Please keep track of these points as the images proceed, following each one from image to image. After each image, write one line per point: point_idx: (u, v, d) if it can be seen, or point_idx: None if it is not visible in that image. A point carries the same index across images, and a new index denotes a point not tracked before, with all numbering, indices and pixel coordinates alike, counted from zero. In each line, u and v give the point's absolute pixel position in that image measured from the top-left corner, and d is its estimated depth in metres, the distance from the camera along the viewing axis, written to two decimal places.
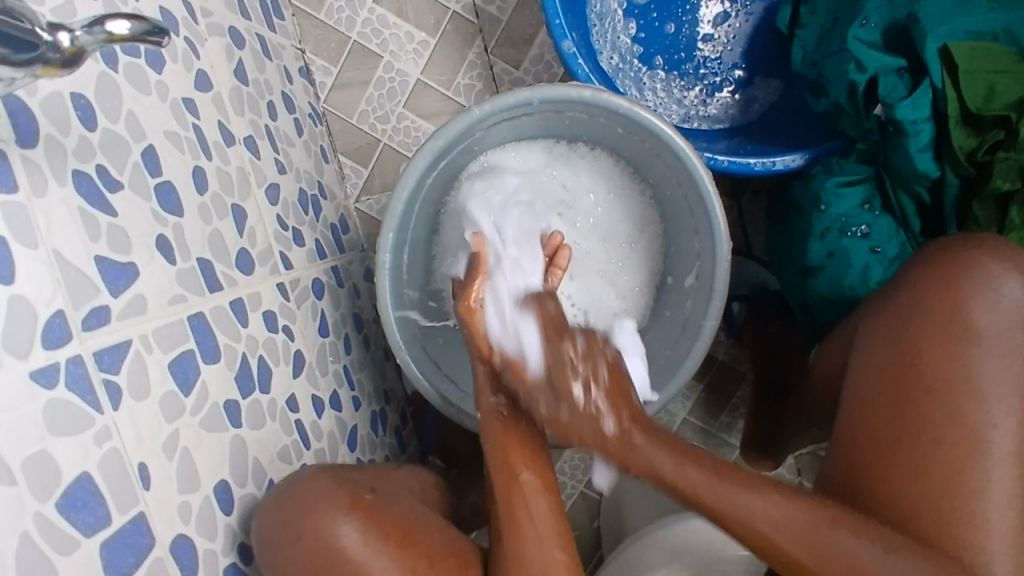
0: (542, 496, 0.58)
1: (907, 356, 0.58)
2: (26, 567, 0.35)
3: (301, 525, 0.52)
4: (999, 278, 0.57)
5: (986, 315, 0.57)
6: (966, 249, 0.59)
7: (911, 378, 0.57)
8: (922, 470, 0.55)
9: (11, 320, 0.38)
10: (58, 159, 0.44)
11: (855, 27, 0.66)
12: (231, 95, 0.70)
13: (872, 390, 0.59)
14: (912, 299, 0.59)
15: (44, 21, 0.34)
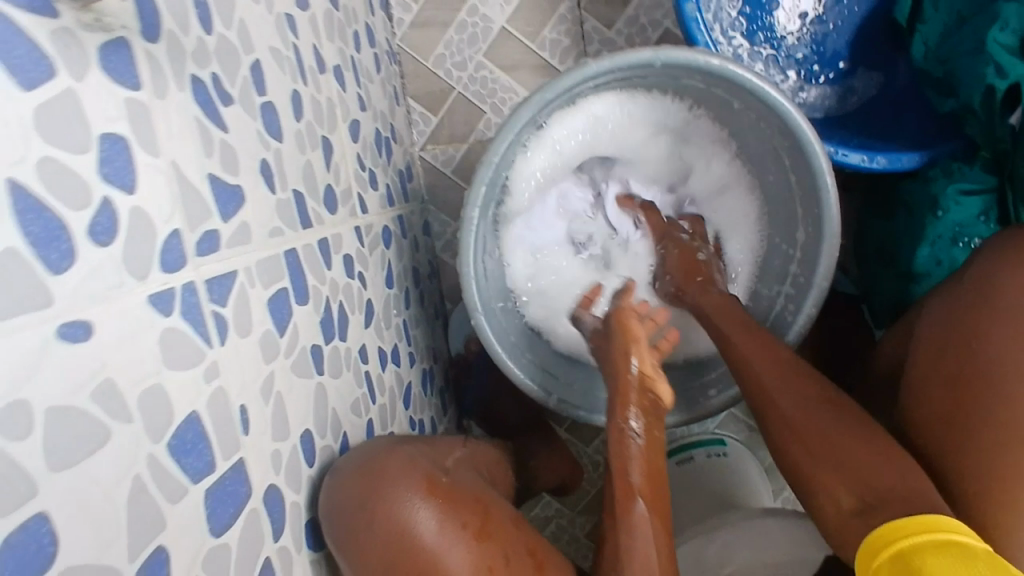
0: (649, 526, 0.57)
1: (968, 333, 0.59)
2: (140, 515, 0.30)
3: (376, 507, 0.48)
4: None
5: None
6: None
7: (968, 352, 0.58)
8: (999, 445, 0.55)
9: (134, 235, 0.32)
10: (179, 59, 0.38)
11: (993, 31, 0.63)
12: (324, 18, 0.65)
13: (938, 370, 0.60)
14: (981, 287, 0.60)
15: None
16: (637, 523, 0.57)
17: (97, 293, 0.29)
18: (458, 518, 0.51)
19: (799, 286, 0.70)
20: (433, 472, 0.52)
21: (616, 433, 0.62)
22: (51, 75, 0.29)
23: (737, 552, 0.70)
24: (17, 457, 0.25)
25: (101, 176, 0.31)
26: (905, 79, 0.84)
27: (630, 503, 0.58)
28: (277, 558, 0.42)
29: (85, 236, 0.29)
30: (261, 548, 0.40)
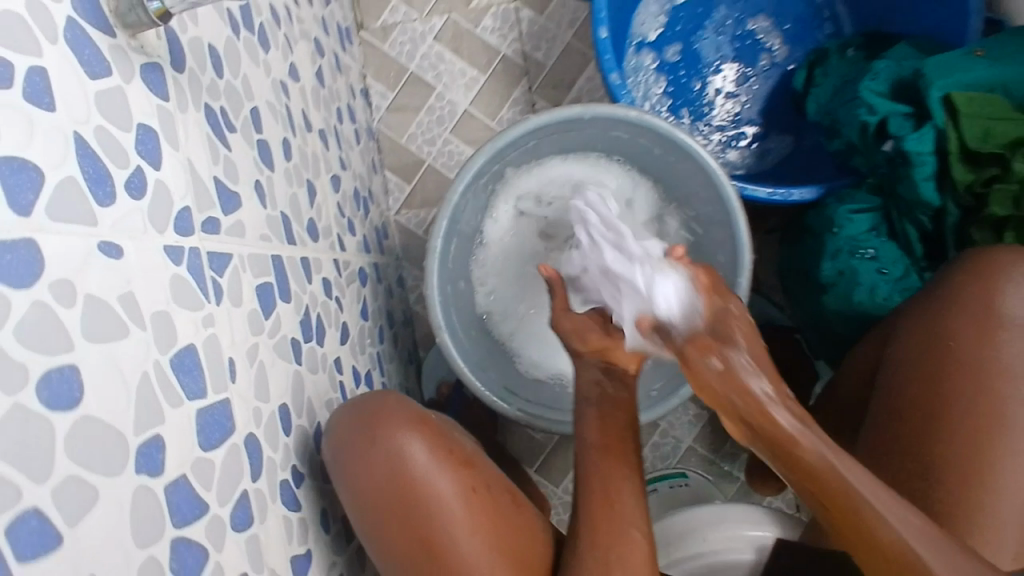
0: (633, 498, 0.65)
1: (943, 333, 0.64)
2: (147, 404, 0.38)
3: (375, 437, 0.58)
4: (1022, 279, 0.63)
5: (1012, 305, 0.62)
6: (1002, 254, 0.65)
7: (948, 351, 0.63)
8: (959, 425, 0.60)
9: (156, 200, 0.42)
10: (195, 89, 0.50)
11: (866, 80, 0.74)
12: (311, 91, 0.78)
13: (919, 364, 0.65)
14: (950, 294, 0.65)
15: None
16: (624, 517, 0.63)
17: (127, 228, 0.39)
18: (446, 450, 0.61)
19: None
20: (428, 413, 0.62)
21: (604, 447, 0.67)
22: (106, 73, 0.39)
23: (725, 515, 0.71)
24: (66, 320, 0.33)
25: (137, 151, 0.41)
26: (811, 140, 0.97)
27: (615, 506, 0.64)
28: (254, 496, 0.48)
29: (123, 188, 0.39)
30: (240, 481, 0.46)
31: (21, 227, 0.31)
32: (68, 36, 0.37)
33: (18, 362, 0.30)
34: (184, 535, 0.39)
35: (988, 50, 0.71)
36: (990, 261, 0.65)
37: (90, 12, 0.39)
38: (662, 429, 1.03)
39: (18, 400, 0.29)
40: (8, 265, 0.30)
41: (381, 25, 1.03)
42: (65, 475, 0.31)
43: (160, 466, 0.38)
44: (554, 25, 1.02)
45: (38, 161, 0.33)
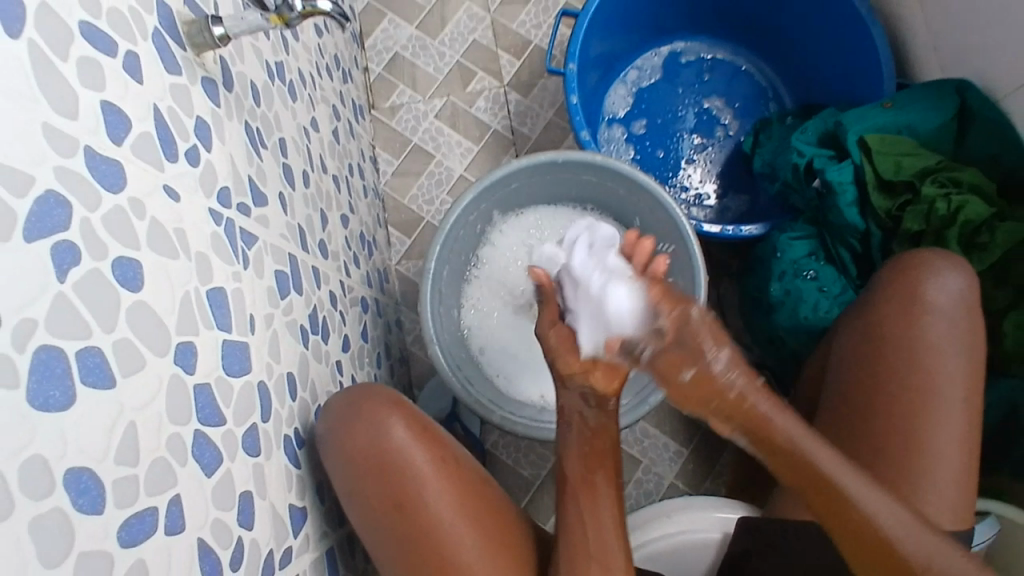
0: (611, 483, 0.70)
1: (878, 328, 0.71)
2: (188, 316, 0.46)
3: (361, 415, 0.65)
4: (945, 274, 0.71)
5: (936, 294, 0.70)
6: (921, 255, 0.73)
7: (883, 343, 0.70)
8: (897, 403, 0.67)
9: (206, 173, 0.53)
10: (239, 106, 0.63)
11: (796, 133, 0.87)
12: (328, 143, 0.92)
13: (862, 359, 0.71)
14: (880, 295, 0.73)
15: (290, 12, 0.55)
16: (602, 495, 0.69)
17: (183, 182, 0.49)
18: (423, 426, 0.68)
19: None
20: (403, 396, 0.69)
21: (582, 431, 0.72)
22: (177, 73, 0.52)
23: (689, 505, 0.79)
24: (136, 226, 0.42)
25: (194, 133, 0.53)
26: (765, 197, 1.07)
27: (593, 493, 0.69)
28: (263, 432, 0.54)
29: (183, 155, 0.50)
30: (252, 414, 0.53)
31: (113, 151, 0.42)
32: (154, 40, 0.49)
33: (101, 241, 0.39)
34: (204, 431, 0.46)
35: (894, 102, 0.83)
36: (914, 262, 0.72)
37: (170, 30, 0.52)
38: (645, 466, 1.07)
39: (98, 267, 0.38)
40: (103, 173, 0.40)
41: (390, 105, 1.20)
42: (122, 336, 0.39)
43: (193, 366, 0.46)
44: (538, 105, 1.19)
45: (128, 112, 0.44)
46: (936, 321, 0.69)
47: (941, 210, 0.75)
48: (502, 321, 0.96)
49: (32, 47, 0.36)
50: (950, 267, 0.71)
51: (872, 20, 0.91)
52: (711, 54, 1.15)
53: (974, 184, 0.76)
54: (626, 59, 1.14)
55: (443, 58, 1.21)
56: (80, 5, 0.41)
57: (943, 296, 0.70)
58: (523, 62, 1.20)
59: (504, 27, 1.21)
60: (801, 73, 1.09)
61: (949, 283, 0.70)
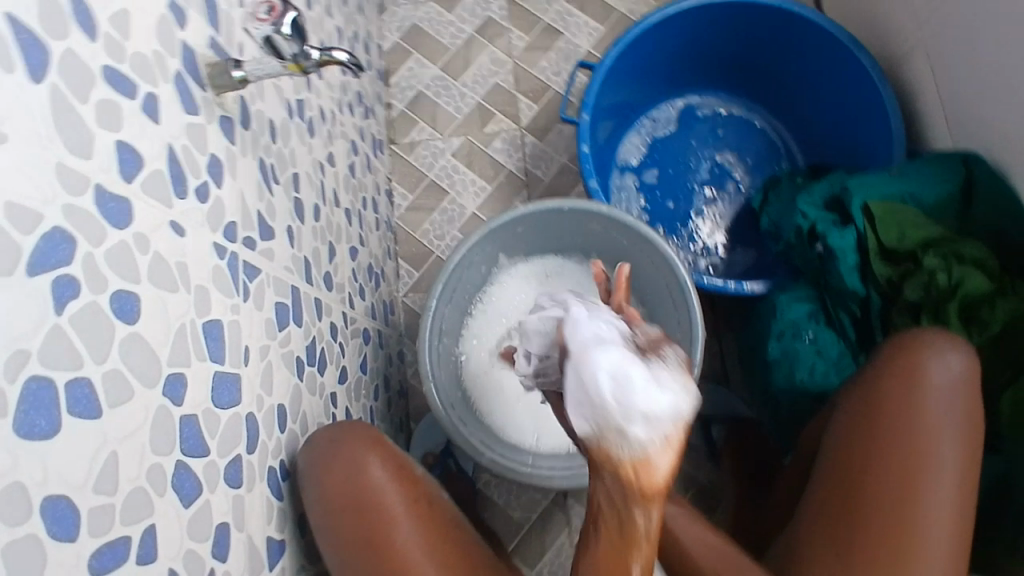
0: None
1: (876, 403, 0.71)
2: (180, 348, 0.48)
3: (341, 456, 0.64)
4: (950, 353, 0.71)
5: (937, 373, 0.70)
6: (921, 333, 0.73)
7: (877, 417, 0.70)
8: (890, 481, 0.67)
9: (214, 208, 0.55)
10: (254, 144, 0.65)
11: (803, 196, 0.88)
12: (344, 178, 0.95)
13: (857, 433, 0.71)
14: (881, 370, 0.73)
15: (303, 57, 0.55)
16: None
17: (190, 217, 0.52)
18: (403, 470, 0.68)
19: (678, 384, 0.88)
20: (382, 436, 0.69)
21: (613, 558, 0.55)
22: (194, 112, 0.54)
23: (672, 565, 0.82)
24: (138, 260, 0.45)
25: (206, 170, 0.55)
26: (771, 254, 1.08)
27: None
28: (246, 464, 0.55)
29: (193, 192, 0.53)
30: (236, 446, 0.54)
31: (124, 188, 0.44)
32: (175, 82, 0.52)
33: (101, 274, 0.41)
34: (186, 462, 0.47)
35: (901, 170, 0.84)
36: (917, 338, 0.73)
37: (192, 72, 0.55)
38: None
39: (96, 300, 0.40)
40: (111, 211, 0.43)
41: (409, 141, 1.23)
42: (114, 367, 0.41)
43: (181, 397, 0.47)
44: (553, 149, 1.22)
45: (142, 151, 0.47)
46: (936, 400, 0.69)
47: (941, 282, 0.75)
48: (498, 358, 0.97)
49: (54, 91, 0.39)
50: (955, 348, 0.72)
51: (884, 87, 0.92)
52: (727, 109, 1.16)
53: (977, 258, 0.76)
54: (642, 110, 1.16)
55: (464, 99, 1.24)
56: (104, 51, 0.44)
57: (943, 378, 0.70)
58: (541, 106, 1.23)
59: (525, 72, 1.25)
60: (815, 133, 1.10)
61: (952, 363, 0.70)
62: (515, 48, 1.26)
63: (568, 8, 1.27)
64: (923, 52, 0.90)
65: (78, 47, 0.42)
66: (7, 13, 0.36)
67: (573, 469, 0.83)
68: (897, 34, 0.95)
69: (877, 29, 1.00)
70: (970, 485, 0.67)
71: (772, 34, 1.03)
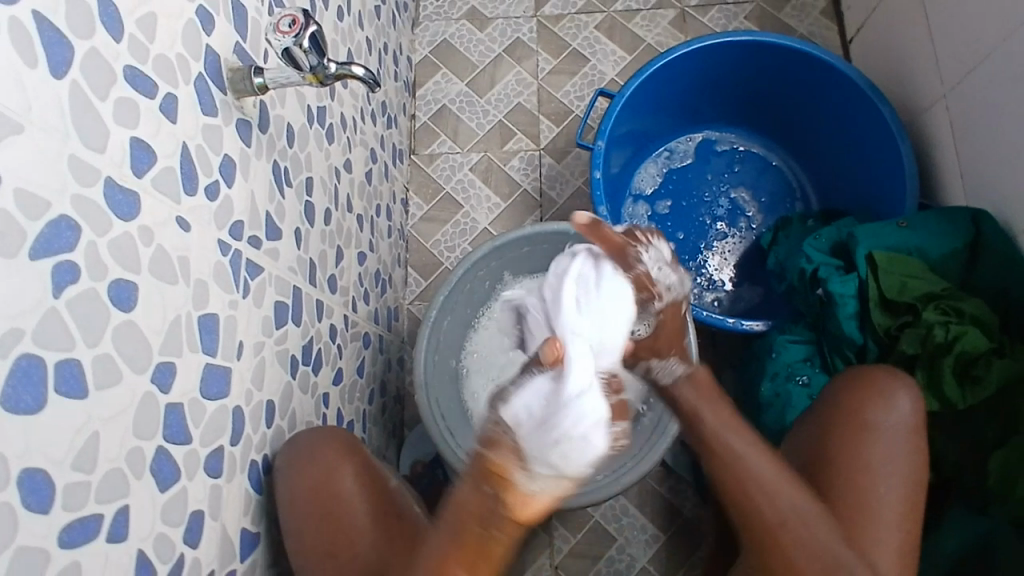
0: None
1: (825, 443, 0.71)
2: (173, 338, 0.50)
3: (318, 456, 0.66)
4: (898, 397, 0.71)
5: (881, 417, 0.70)
6: (877, 371, 0.74)
7: (824, 458, 0.70)
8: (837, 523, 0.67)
9: (222, 206, 0.58)
10: (270, 147, 0.68)
11: (809, 239, 0.88)
12: (359, 185, 0.98)
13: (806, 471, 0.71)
14: (829, 409, 0.73)
15: (321, 69, 0.57)
16: None
17: (197, 214, 0.54)
18: (373, 478, 0.70)
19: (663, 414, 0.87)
20: (358, 444, 0.71)
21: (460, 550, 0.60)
22: (212, 114, 0.57)
23: None
24: (140, 251, 0.47)
25: (218, 170, 0.57)
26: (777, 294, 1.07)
27: None
28: (228, 455, 0.57)
29: (202, 189, 0.55)
30: (220, 437, 0.56)
31: (134, 183, 0.47)
32: (196, 84, 0.55)
33: (102, 262, 0.43)
34: (167, 448, 0.49)
35: (910, 222, 0.83)
36: (870, 378, 0.73)
37: (214, 75, 0.58)
38: (619, 545, 1.06)
39: (94, 286, 0.42)
40: (118, 203, 0.45)
41: (429, 153, 1.26)
42: (105, 351, 0.43)
43: (168, 386, 0.49)
44: (569, 172, 1.23)
45: (155, 147, 0.49)
46: (882, 444, 0.70)
47: (937, 337, 0.74)
48: (495, 378, 0.93)
49: (74, 87, 0.42)
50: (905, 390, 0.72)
51: (901, 137, 0.92)
52: (745, 147, 1.17)
53: (976, 316, 0.75)
54: (660, 141, 1.17)
55: (487, 116, 1.27)
56: (128, 52, 0.47)
57: (891, 421, 0.70)
58: (562, 129, 1.25)
59: (549, 94, 1.27)
60: (831, 177, 1.09)
61: (901, 407, 0.70)
62: (541, 70, 1.28)
63: (597, 35, 1.29)
64: (944, 105, 0.90)
65: (102, 47, 0.44)
66: (37, 14, 0.39)
67: None
68: (920, 86, 0.95)
69: (901, 78, 1.00)
70: (911, 532, 0.67)
71: (795, 77, 1.04)
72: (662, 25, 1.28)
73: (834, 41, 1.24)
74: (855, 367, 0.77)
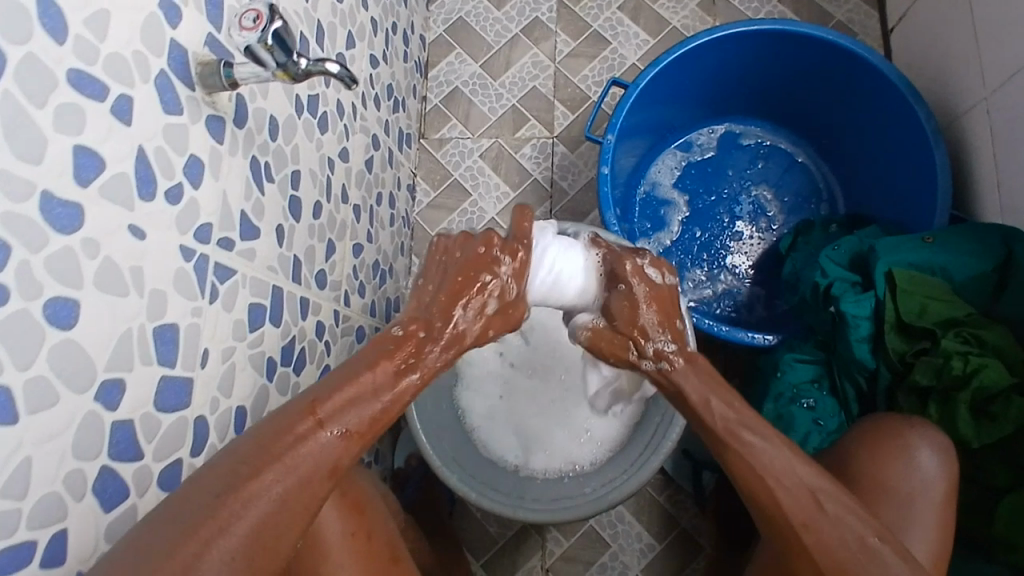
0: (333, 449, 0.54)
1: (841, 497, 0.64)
2: (121, 351, 0.48)
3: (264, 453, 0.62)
4: (917, 450, 0.65)
5: (903, 473, 0.64)
6: (893, 422, 0.67)
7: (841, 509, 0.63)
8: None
9: (186, 210, 0.55)
10: (248, 143, 0.65)
11: (827, 249, 0.82)
12: (357, 174, 0.95)
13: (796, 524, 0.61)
14: (841, 464, 0.67)
15: (288, 61, 0.54)
16: None
17: (156, 220, 0.52)
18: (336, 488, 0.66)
19: (657, 431, 0.83)
20: None
21: (347, 374, 0.58)
22: (177, 112, 0.54)
23: None
24: (84, 266, 0.45)
25: (182, 172, 0.55)
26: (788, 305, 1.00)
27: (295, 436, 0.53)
28: (187, 467, 0.57)
29: (163, 194, 0.53)
30: (178, 449, 0.55)
31: (77, 194, 0.44)
32: (157, 81, 0.52)
33: (37, 281, 0.41)
34: (113, 465, 0.49)
35: (937, 238, 0.76)
36: (884, 430, 0.67)
37: (181, 72, 0.54)
38: (613, 551, 1.03)
39: (27, 307, 0.41)
40: (58, 216, 0.43)
41: (439, 137, 1.21)
42: (38, 373, 0.42)
43: (116, 403, 0.48)
44: (582, 163, 1.18)
45: (105, 153, 0.47)
46: (902, 503, 0.63)
47: (955, 369, 0.68)
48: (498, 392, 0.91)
49: (5, 97, 0.39)
50: (922, 438, 0.66)
51: (936, 143, 0.85)
52: (771, 141, 1.10)
53: (999, 349, 0.69)
54: (680, 132, 1.10)
55: (500, 100, 1.22)
56: (73, 54, 0.44)
57: (911, 475, 0.64)
58: (577, 117, 1.19)
59: (566, 79, 1.21)
60: (860, 180, 1.02)
61: (921, 462, 0.65)
62: (559, 53, 1.22)
63: (620, 16, 1.21)
64: (986, 111, 0.82)
65: (41, 51, 0.42)
66: None
67: (544, 505, 0.82)
68: (961, 87, 0.87)
69: (943, 76, 0.91)
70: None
71: (831, 73, 0.96)
72: (690, 7, 1.20)
73: (875, 29, 1.15)
74: (866, 418, 0.71)
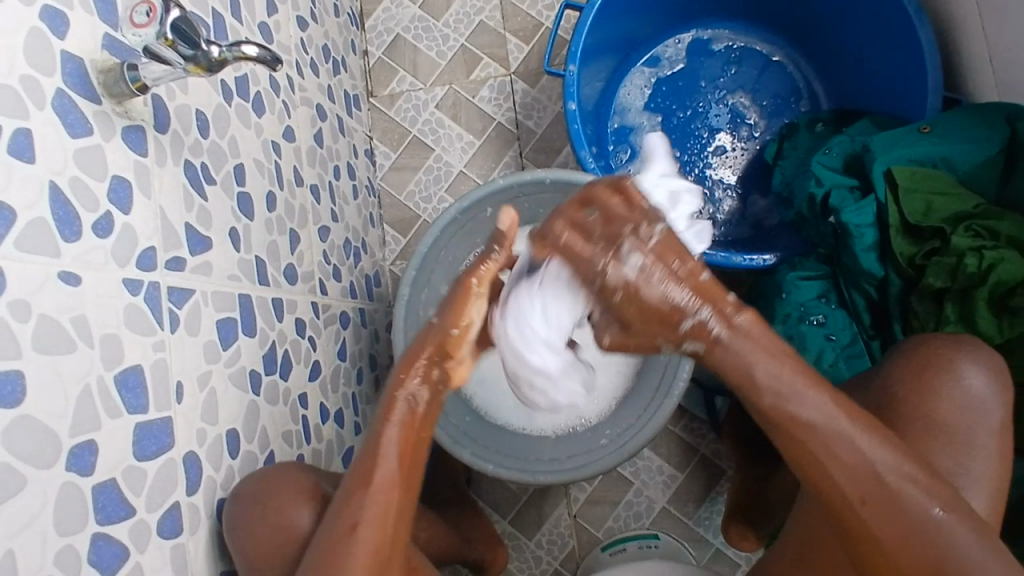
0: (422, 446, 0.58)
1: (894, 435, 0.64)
2: (85, 409, 0.44)
3: (270, 504, 0.60)
4: (965, 371, 0.64)
5: (950, 398, 0.64)
6: (945, 348, 0.66)
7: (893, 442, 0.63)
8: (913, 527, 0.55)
9: (122, 240, 0.50)
10: (177, 146, 0.58)
11: (819, 155, 0.81)
12: (308, 151, 0.87)
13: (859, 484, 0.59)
14: (888, 394, 0.66)
15: (189, 52, 0.47)
16: None
17: (90, 261, 0.46)
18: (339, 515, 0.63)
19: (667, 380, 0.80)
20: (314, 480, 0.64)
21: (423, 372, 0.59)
22: (87, 133, 0.47)
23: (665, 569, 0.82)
24: (17, 331, 0.40)
25: (108, 198, 0.49)
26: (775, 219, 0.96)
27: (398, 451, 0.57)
28: (185, 508, 0.54)
29: (90, 229, 0.47)
30: (172, 492, 0.52)
31: None
32: (55, 104, 0.45)
33: None
34: (104, 531, 0.45)
35: (933, 127, 0.77)
36: (929, 356, 0.66)
37: (80, 85, 0.47)
38: (637, 488, 1.03)
39: None
40: None
41: (389, 93, 1.13)
42: None
43: (90, 467, 0.44)
44: (546, 96, 1.11)
45: (13, 202, 0.41)
46: (962, 433, 0.63)
47: (969, 266, 0.69)
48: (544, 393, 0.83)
49: None
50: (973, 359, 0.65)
51: (919, 23, 0.81)
52: (743, 43, 1.03)
53: (1013, 237, 0.70)
54: (645, 47, 1.03)
55: (446, 41, 1.12)
56: None
57: (962, 399, 0.64)
58: (533, 47, 1.11)
59: (514, 8, 1.12)
60: (843, 68, 0.97)
61: (968, 383, 0.64)
62: None
63: None
64: None
65: None
66: None
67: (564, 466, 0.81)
68: None
69: None
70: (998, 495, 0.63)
71: None
72: None
73: None
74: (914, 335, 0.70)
